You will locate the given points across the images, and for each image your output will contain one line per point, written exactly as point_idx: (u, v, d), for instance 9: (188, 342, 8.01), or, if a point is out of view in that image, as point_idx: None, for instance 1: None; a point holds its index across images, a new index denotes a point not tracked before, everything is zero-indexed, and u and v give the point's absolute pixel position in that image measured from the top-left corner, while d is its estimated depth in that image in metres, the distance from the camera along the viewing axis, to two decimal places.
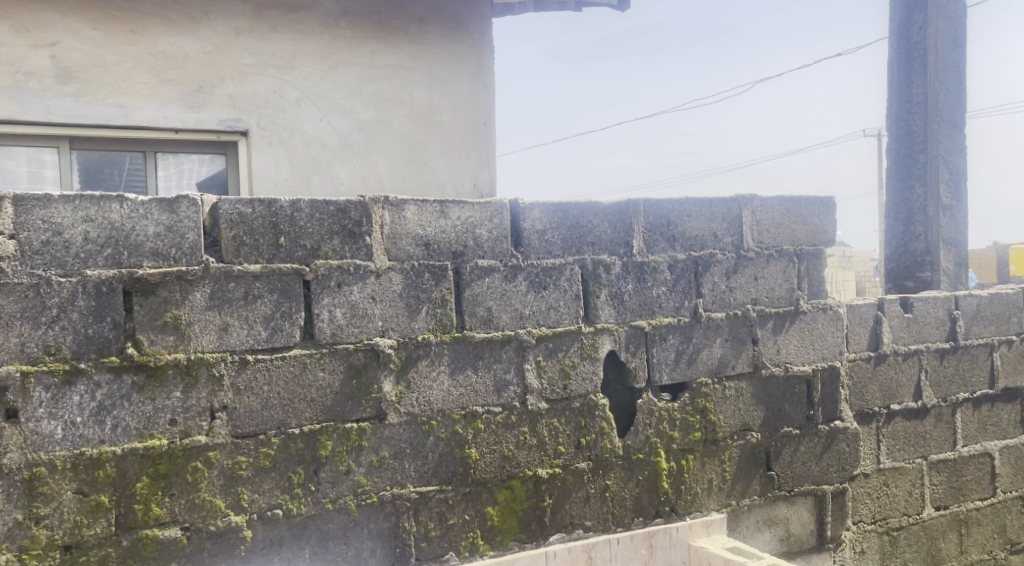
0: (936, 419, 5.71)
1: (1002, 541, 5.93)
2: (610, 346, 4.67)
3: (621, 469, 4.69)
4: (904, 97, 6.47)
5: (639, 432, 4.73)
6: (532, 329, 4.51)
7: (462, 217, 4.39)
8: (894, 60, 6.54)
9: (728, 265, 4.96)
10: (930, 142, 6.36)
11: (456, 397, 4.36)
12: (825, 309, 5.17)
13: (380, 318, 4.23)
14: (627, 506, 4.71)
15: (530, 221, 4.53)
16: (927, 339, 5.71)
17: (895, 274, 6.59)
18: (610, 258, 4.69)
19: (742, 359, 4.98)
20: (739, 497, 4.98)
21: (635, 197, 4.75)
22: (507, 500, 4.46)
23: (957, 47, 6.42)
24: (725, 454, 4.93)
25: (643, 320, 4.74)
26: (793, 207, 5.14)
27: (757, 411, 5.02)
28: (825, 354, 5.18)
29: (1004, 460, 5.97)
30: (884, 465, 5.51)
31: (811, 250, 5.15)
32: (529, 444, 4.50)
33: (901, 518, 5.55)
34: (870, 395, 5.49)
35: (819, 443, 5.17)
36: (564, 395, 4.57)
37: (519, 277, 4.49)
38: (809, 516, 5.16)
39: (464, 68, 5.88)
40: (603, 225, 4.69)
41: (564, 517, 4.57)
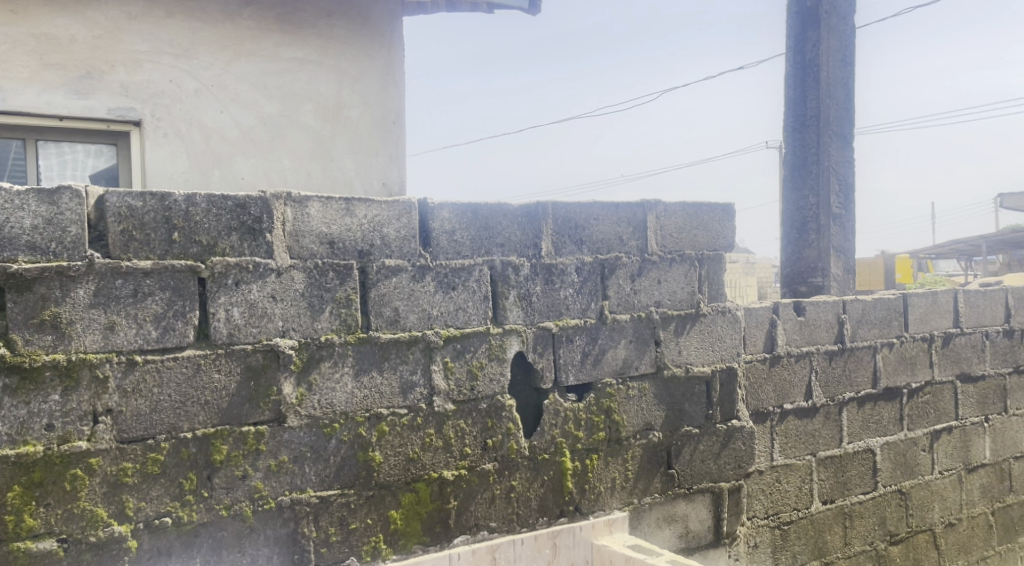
0: (824, 417, 5.91)
1: (883, 532, 6.14)
2: (517, 347, 4.62)
3: (526, 470, 4.65)
4: (799, 111, 6.71)
5: (545, 432, 4.70)
6: (440, 330, 4.44)
7: (368, 215, 4.29)
8: (790, 74, 6.74)
9: (633, 268, 4.96)
10: (821, 154, 6.58)
11: (360, 399, 4.26)
12: (723, 312, 5.24)
13: (281, 318, 4.11)
14: (533, 506, 4.66)
15: (439, 221, 4.46)
16: (818, 342, 5.90)
17: (791, 279, 6.74)
18: (519, 260, 4.64)
19: (645, 360, 4.98)
20: (641, 495, 4.98)
21: (544, 200, 4.72)
22: (411, 503, 4.38)
23: (847, 64, 6.65)
24: (627, 453, 4.93)
25: (551, 321, 4.71)
26: (695, 214, 5.17)
27: (659, 411, 5.03)
28: (723, 355, 5.24)
29: (884, 455, 6.18)
30: (777, 463, 5.65)
31: (711, 255, 5.19)
32: (434, 446, 4.42)
33: (791, 513, 5.67)
34: (765, 395, 5.62)
35: (718, 442, 5.22)
36: (471, 396, 4.50)
37: (427, 278, 4.42)
38: (706, 513, 5.20)
39: (373, 65, 5.80)
40: (512, 227, 4.64)
41: (469, 519, 4.51)
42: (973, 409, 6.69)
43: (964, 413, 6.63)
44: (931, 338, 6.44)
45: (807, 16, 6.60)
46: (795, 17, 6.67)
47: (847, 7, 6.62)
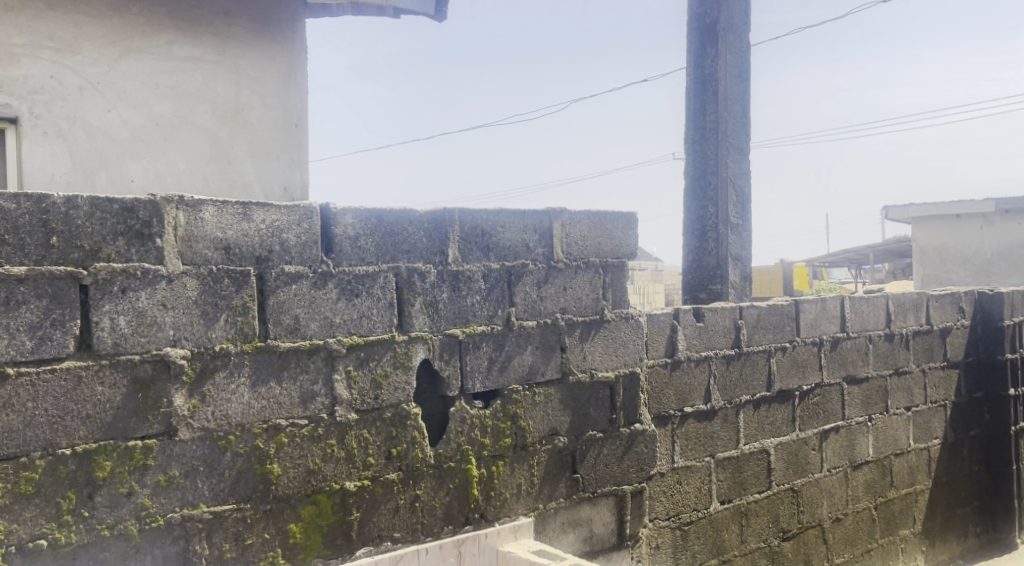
0: (722, 420, 6.10)
1: (776, 529, 6.40)
2: (423, 354, 4.54)
3: (431, 479, 4.56)
4: (699, 124, 7.70)
5: (451, 440, 4.62)
6: (343, 338, 4.33)
7: (266, 219, 4.16)
8: (692, 89, 7.77)
9: (539, 275, 4.92)
10: (721, 165, 7.57)
11: (257, 410, 4.13)
12: (627, 318, 5.24)
13: (172, 326, 3.96)
14: (438, 515, 4.57)
15: (341, 226, 4.34)
16: (715, 346, 6.09)
17: (691, 286, 7.71)
18: (425, 266, 4.56)
19: (551, 365, 4.94)
20: (546, 501, 4.93)
21: (450, 206, 4.64)
22: (312, 516, 4.25)
23: (742, 81, 7.69)
24: (533, 459, 4.88)
25: (457, 328, 4.64)
26: (599, 222, 5.15)
27: (564, 416, 5.00)
28: (627, 360, 5.24)
29: (778, 455, 6.45)
30: (678, 464, 5.80)
31: (615, 262, 5.18)
32: (336, 457, 4.31)
33: (691, 513, 5.85)
34: (666, 399, 5.77)
35: (621, 445, 5.22)
36: (375, 405, 4.40)
37: (329, 284, 4.31)
38: (610, 516, 5.18)
39: (276, 67, 5.66)
40: (418, 233, 4.55)
41: (372, 530, 4.40)
42: (858, 409, 7.08)
43: (850, 413, 7.01)
44: (820, 342, 6.78)
45: (706, 34, 7.65)
46: (695, 36, 7.74)
47: (742, 27, 7.68)
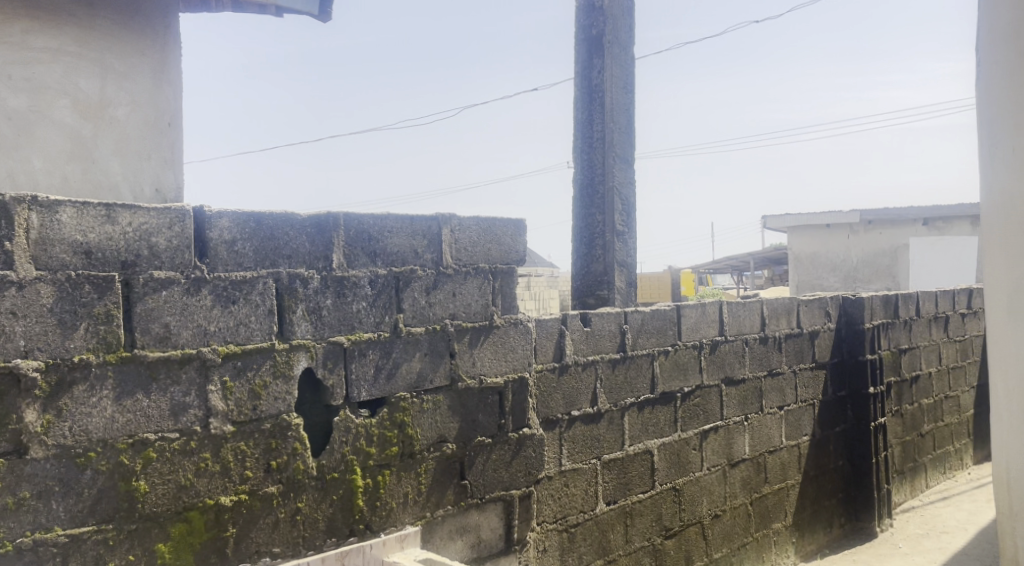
0: (608, 422, 6.06)
1: (659, 527, 6.40)
2: (305, 363, 4.36)
3: (314, 490, 4.38)
4: (587, 133, 7.74)
5: (335, 450, 4.45)
6: (218, 347, 4.12)
7: (133, 222, 3.93)
8: (579, 99, 7.79)
9: (428, 281, 4.79)
10: (607, 174, 7.64)
11: (122, 425, 3.89)
12: (516, 323, 5.15)
13: (23, 337, 3.71)
14: (320, 528, 4.39)
15: (217, 230, 4.14)
16: (601, 351, 6.05)
17: (581, 291, 7.69)
18: (308, 272, 4.38)
19: (440, 372, 4.83)
20: (434, 508, 4.80)
21: (335, 210, 4.47)
22: (182, 534, 4.03)
23: (627, 92, 7.79)
24: (420, 466, 4.75)
25: (343, 335, 4.48)
26: (489, 229, 5.05)
27: (453, 423, 4.88)
28: (516, 365, 5.15)
29: (660, 455, 6.45)
30: (565, 467, 5.74)
31: (504, 269, 5.08)
32: (210, 471, 4.09)
33: (577, 515, 5.79)
34: (554, 402, 5.70)
35: (509, 450, 5.12)
36: (253, 416, 4.21)
37: (203, 291, 4.10)
38: (498, 521, 5.08)
39: (147, 62, 5.52)
40: (300, 237, 4.37)
41: (249, 546, 4.20)
42: (735, 409, 7.13)
43: (728, 413, 7.06)
44: (700, 346, 6.81)
45: (592, 45, 7.72)
46: (582, 48, 7.79)
47: (626, 41, 7.80)
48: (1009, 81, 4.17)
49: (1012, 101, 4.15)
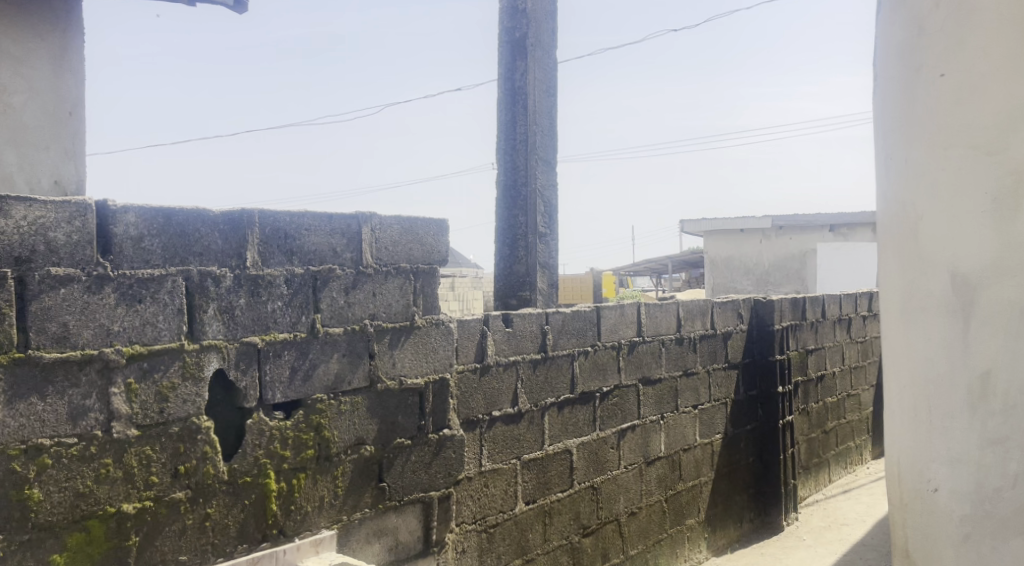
0: (528, 422, 5.98)
1: (577, 526, 6.33)
2: (217, 364, 4.18)
3: (225, 495, 4.21)
4: (510, 135, 7.65)
5: (247, 453, 4.28)
6: (122, 348, 3.93)
7: (29, 216, 3.73)
8: (502, 102, 7.70)
9: (347, 281, 4.64)
10: (530, 177, 7.56)
11: (15, 430, 3.69)
12: (438, 324, 5.03)
13: None
14: (230, 534, 4.22)
15: (122, 226, 3.95)
16: (522, 351, 5.95)
17: (502, 292, 7.70)
18: (220, 270, 4.21)
19: (358, 374, 4.69)
20: (350, 512, 4.65)
21: (250, 207, 4.31)
22: (80, 544, 3.83)
23: (550, 95, 7.72)
24: (337, 469, 4.60)
25: (256, 336, 4.31)
26: (410, 228, 4.91)
27: (371, 424, 4.74)
28: (436, 366, 5.04)
29: (579, 454, 6.38)
30: (485, 468, 5.64)
31: (426, 269, 4.96)
32: (112, 478, 3.90)
33: (497, 515, 5.69)
34: (475, 403, 5.59)
35: (428, 452, 5.00)
36: (160, 420, 4.02)
37: (106, 289, 3.90)
38: (416, 523, 4.95)
39: (46, 47, 5.34)
40: (213, 234, 4.20)
41: (153, 555, 4.01)
42: (651, 409, 7.11)
43: (645, 412, 7.03)
44: (619, 346, 6.77)
45: (515, 48, 7.64)
46: (505, 50, 7.70)
47: (548, 44, 7.73)
48: (896, 93, 4.05)
49: (901, 111, 4.02)
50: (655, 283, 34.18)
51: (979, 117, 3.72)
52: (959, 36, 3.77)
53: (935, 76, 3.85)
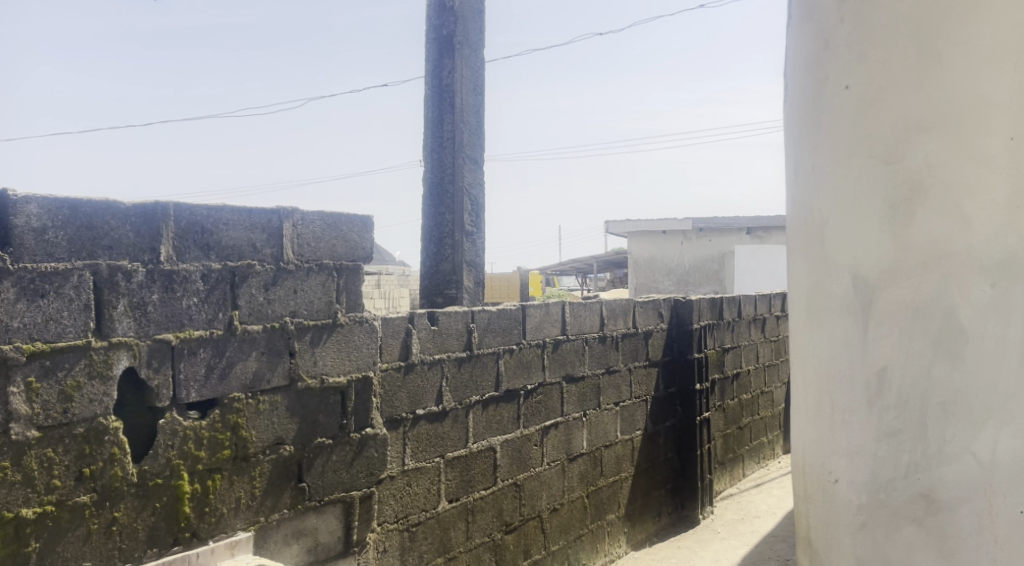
0: (452, 420, 5.85)
1: (500, 523, 6.23)
2: (127, 363, 3.99)
3: (133, 498, 4.02)
4: (437, 132, 7.52)
5: (159, 454, 4.09)
6: (21, 345, 3.73)
7: None
8: (429, 99, 7.57)
9: (266, 277, 4.47)
10: (457, 175, 7.45)
11: None
12: (360, 322, 4.87)
13: None
14: (139, 539, 4.03)
15: (23, 216, 3.74)
16: (447, 350, 5.83)
17: (429, 290, 7.53)
18: (131, 264, 4.01)
19: (278, 372, 4.52)
20: (268, 513, 4.48)
21: (164, 199, 4.12)
22: None
23: (477, 93, 7.61)
24: (254, 470, 4.43)
25: (169, 333, 4.12)
26: (333, 224, 4.75)
27: (291, 424, 4.58)
28: (359, 364, 4.88)
29: (503, 452, 6.28)
30: (408, 466, 5.51)
31: (350, 266, 4.79)
32: (10, 481, 3.70)
33: (419, 514, 5.57)
34: (399, 402, 5.46)
35: (350, 451, 4.85)
36: (63, 420, 3.82)
37: (5, 283, 3.70)
38: (336, 523, 4.80)
39: None
40: (123, 227, 4.00)
41: (54, 561, 3.81)
42: (574, 406, 7.04)
43: (568, 409, 6.96)
44: (543, 344, 6.68)
45: (443, 45, 7.51)
46: (432, 47, 7.57)
47: (477, 43, 7.63)
48: (807, 105, 4.30)
49: (810, 121, 4.27)
50: (580, 283, 34.27)
51: (877, 128, 3.93)
52: (858, 54, 3.99)
53: (840, 90, 4.07)
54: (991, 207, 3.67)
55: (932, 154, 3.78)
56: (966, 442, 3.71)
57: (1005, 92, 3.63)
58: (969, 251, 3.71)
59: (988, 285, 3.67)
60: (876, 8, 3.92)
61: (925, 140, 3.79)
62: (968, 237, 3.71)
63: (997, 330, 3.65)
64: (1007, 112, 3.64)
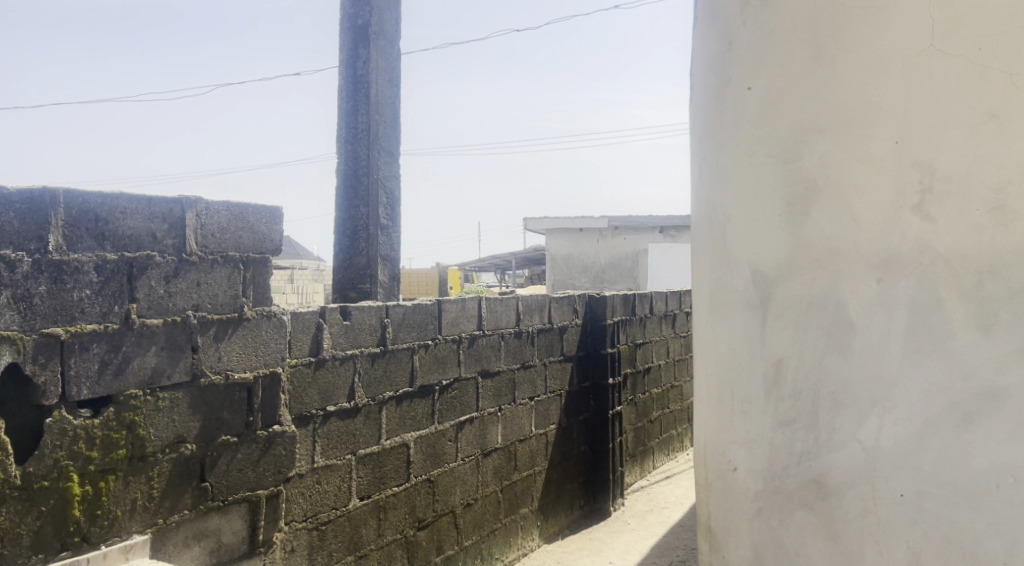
0: (365, 417, 5.61)
1: (412, 519, 6.00)
2: (10, 358, 3.68)
3: (16, 502, 3.71)
4: (350, 123, 7.25)
5: (45, 456, 3.78)
6: None
7: None
8: (342, 89, 7.28)
9: (168, 269, 4.17)
10: (371, 168, 7.21)
11: None
12: (269, 316, 4.59)
13: None
14: (23, 545, 3.72)
15: None
16: (360, 345, 5.59)
17: (342, 284, 7.32)
18: (15, 254, 3.72)
19: (179, 368, 4.22)
20: (166, 514, 4.19)
21: (53, 185, 3.82)
22: None
23: (392, 85, 7.39)
24: (152, 470, 4.14)
25: (59, 326, 3.82)
26: (240, 214, 4.48)
27: (193, 421, 4.29)
28: (267, 360, 4.60)
29: (417, 448, 6.05)
30: (317, 464, 5.24)
31: (257, 258, 4.52)
32: None
33: (329, 512, 5.32)
34: (309, 398, 5.19)
35: (257, 449, 4.58)
36: None
37: None
38: (240, 523, 4.53)
39: None
40: (7, 214, 3.71)
41: None
42: (490, 401, 6.84)
43: (483, 404, 6.76)
44: (459, 340, 6.47)
45: (357, 35, 7.20)
46: (346, 36, 7.26)
47: (392, 34, 7.39)
48: (710, 102, 4.24)
49: (711, 119, 4.21)
50: (496, 279, 34.05)
51: (777, 127, 3.89)
52: (762, 55, 3.95)
53: (743, 90, 4.04)
54: (878, 205, 3.61)
55: (828, 153, 3.72)
56: (854, 429, 3.67)
57: (896, 92, 3.59)
58: (858, 247, 3.65)
59: (875, 281, 3.62)
60: (780, 10, 3.89)
61: (820, 140, 3.74)
62: (857, 235, 3.65)
63: (883, 323, 3.60)
64: (895, 111, 3.59)
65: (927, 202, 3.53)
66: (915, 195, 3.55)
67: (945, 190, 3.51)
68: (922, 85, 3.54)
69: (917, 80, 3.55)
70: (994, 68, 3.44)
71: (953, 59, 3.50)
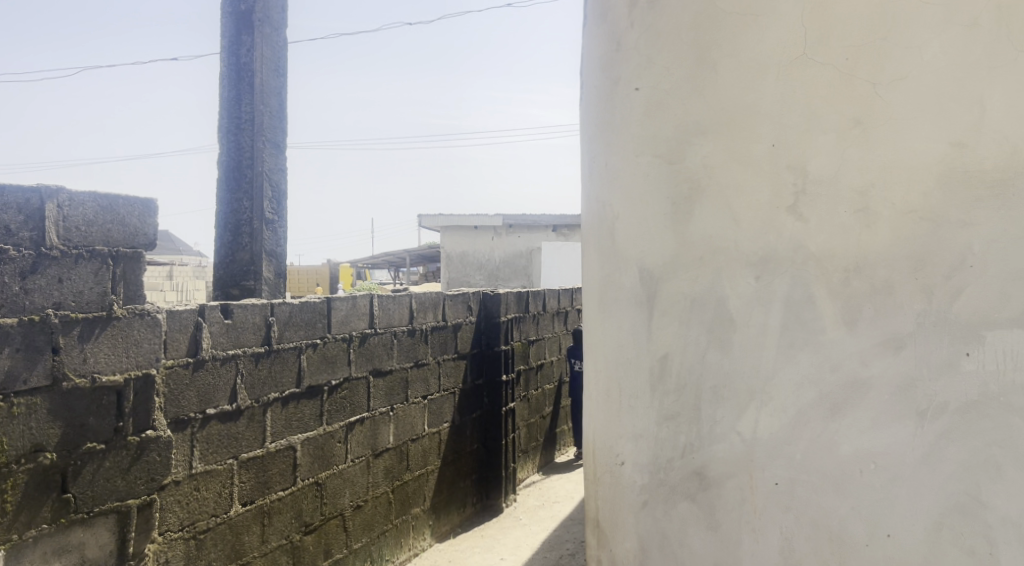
0: (248, 420, 5.10)
1: (298, 524, 5.49)
2: None
3: None
4: (232, 113, 6.70)
5: None
6: None
7: None
8: (224, 77, 6.71)
9: (23, 265, 3.62)
10: (256, 160, 6.67)
11: None
12: (142, 315, 4.00)
13: None
14: None
15: None
16: (243, 345, 5.07)
17: (223, 280, 6.77)
18: None
19: (38, 371, 3.67)
20: (22, 530, 3.64)
21: None
22: None
23: (279, 74, 6.85)
24: (6, 482, 3.59)
25: None
26: (110, 206, 3.87)
27: (53, 428, 3.73)
28: (140, 361, 4.00)
29: (304, 450, 5.54)
30: (196, 471, 4.75)
31: (129, 253, 3.92)
32: None
33: (207, 520, 4.81)
34: (187, 401, 4.70)
35: (128, 456, 3.97)
36: None
37: None
38: (108, 536, 3.90)
39: None
40: None
41: None
42: (380, 400, 6.37)
43: (373, 404, 6.28)
44: (350, 338, 5.99)
45: (240, 21, 6.66)
46: (227, 22, 6.70)
47: (278, 22, 6.80)
48: (594, 101, 3.97)
49: (597, 117, 3.95)
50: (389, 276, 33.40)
51: (663, 126, 3.68)
52: (647, 53, 3.73)
53: (630, 90, 3.79)
54: (756, 205, 3.49)
55: (709, 154, 3.57)
56: (733, 422, 3.52)
57: (772, 97, 3.47)
58: (738, 246, 3.52)
59: (753, 277, 3.49)
60: (662, 9, 3.69)
61: (703, 141, 3.58)
62: (738, 234, 3.52)
63: (760, 319, 3.47)
64: (771, 115, 3.47)
65: (801, 203, 3.42)
66: (790, 195, 3.44)
67: (817, 191, 3.39)
68: (796, 90, 3.43)
69: (791, 86, 3.44)
70: (860, 78, 3.34)
71: (822, 69, 3.39)
